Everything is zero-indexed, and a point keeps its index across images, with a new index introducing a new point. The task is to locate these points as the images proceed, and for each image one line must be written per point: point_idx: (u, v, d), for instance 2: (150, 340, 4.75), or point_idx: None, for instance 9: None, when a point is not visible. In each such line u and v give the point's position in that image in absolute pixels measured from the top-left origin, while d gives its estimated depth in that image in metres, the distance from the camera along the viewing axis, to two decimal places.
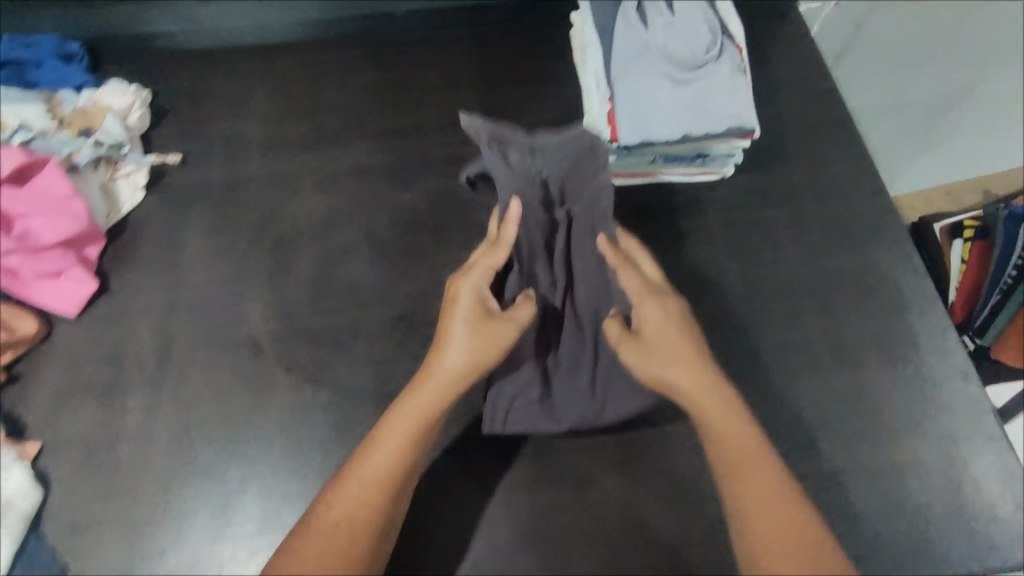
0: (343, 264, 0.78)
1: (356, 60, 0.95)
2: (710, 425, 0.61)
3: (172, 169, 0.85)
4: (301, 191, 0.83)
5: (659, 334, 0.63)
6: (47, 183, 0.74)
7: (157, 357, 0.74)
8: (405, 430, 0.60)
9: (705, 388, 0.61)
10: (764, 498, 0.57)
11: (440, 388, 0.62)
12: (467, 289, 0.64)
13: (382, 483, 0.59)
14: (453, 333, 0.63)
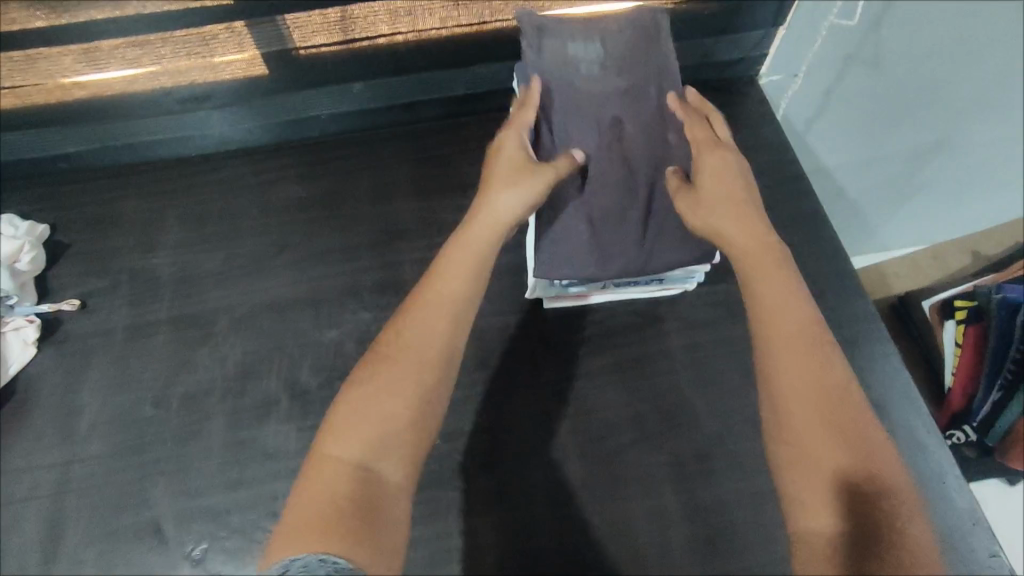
0: (260, 423, 0.69)
1: (276, 169, 0.86)
2: (757, 269, 0.53)
3: (71, 315, 0.76)
4: (215, 335, 0.75)
5: (715, 175, 0.59)
6: None
7: (42, 552, 0.64)
8: (454, 278, 0.53)
9: (766, 262, 0.54)
10: (806, 356, 0.48)
11: (486, 232, 0.56)
12: (514, 130, 0.62)
13: (442, 314, 0.51)
14: (500, 176, 0.59)
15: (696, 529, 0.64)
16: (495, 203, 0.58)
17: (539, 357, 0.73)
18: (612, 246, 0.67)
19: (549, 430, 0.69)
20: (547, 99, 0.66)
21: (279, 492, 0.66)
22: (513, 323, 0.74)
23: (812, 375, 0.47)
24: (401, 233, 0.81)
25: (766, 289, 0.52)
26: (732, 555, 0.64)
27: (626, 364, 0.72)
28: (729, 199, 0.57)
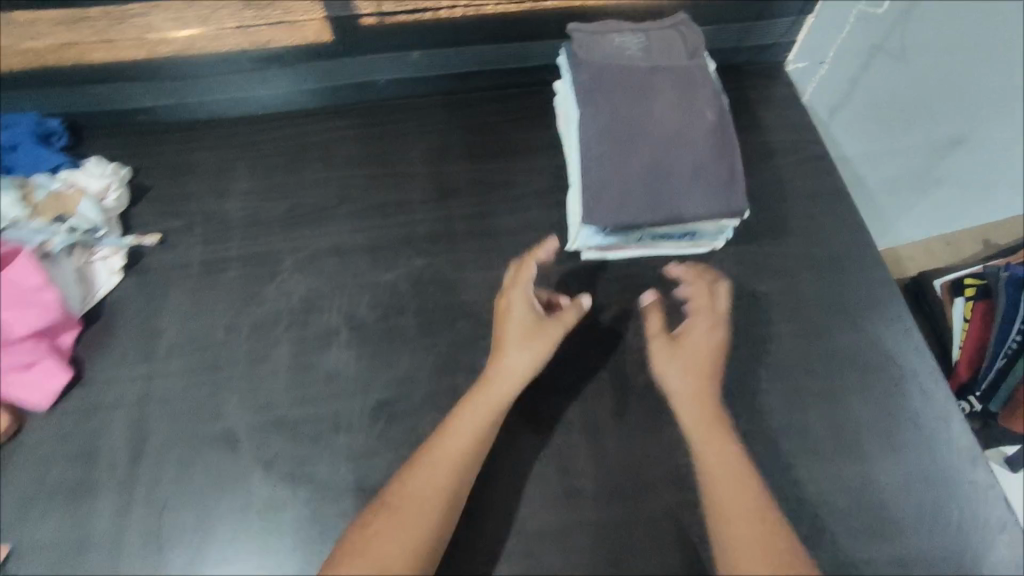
0: (324, 350, 0.76)
1: (337, 129, 0.93)
2: (714, 458, 0.62)
3: (150, 250, 0.83)
4: (281, 272, 0.81)
5: (695, 343, 0.67)
6: (18, 274, 0.72)
7: (129, 452, 0.70)
8: (463, 443, 0.63)
9: (714, 438, 0.63)
10: (754, 540, 0.57)
11: (496, 398, 0.65)
12: (520, 295, 0.70)
13: (450, 477, 0.61)
14: (507, 341, 0.68)
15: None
16: (504, 369, 0.66)
17: (578, 303, 0.79)
18: (648, 200, 0.71)
19: (587, 367, 0.75)
20: (593, 73, 0.75)
21: (341, 410, 0.72)
22: (554, 272, 0.81)
23: (746, 539, 0.57)
24: (452, 190, 0.88)
25: (716, 456, 0.62)
26: None
27: (658, 313, 0.79)
28: (699, 373, 0.66)
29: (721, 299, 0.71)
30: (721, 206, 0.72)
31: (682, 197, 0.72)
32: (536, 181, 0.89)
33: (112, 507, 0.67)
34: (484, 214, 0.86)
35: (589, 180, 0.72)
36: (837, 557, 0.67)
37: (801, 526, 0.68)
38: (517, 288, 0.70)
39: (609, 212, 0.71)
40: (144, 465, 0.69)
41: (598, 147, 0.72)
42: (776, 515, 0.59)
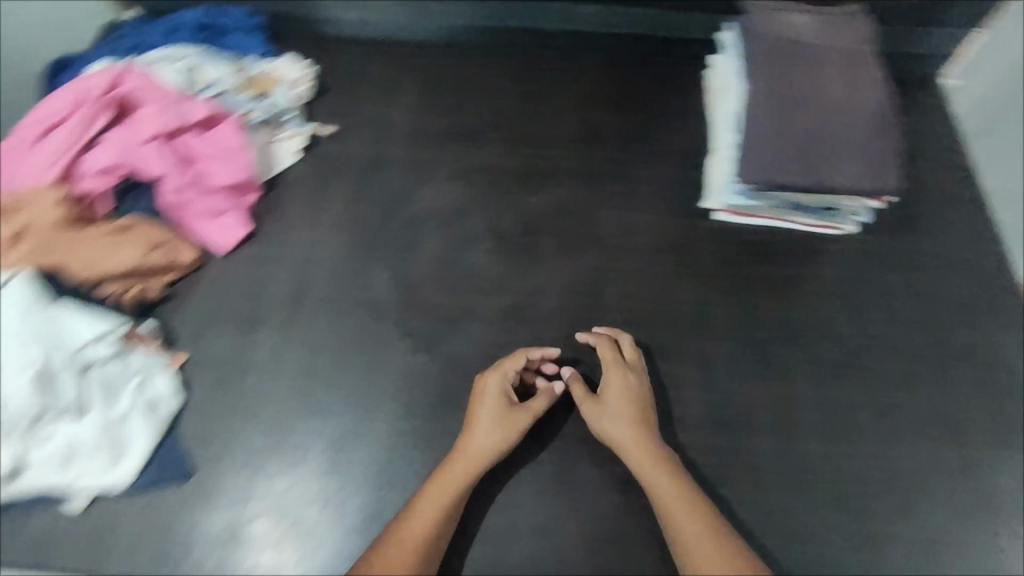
0: (467, 250, 0.84)
1: (497, 62, 0.99)
2: (672, 512, 0.63)
3: (325, 139, 0.93)
4: (436, 178, 0.90)
5: (623, 395, 0.70)
6: (225, 134, 0.83)
7: (291, 301, 0.80)
8: (433, 502, 0.64)
9: (657, 474, 0.65)
10: None
11: (464, 465, 0.66)
12: (496, 374, 0.71)
13: (421, 543, 0.61)
14: (478, 424, 0.68)
15: (817, 421, 0.74)
16: (473, 443, 0.67)
17: (703, 256, 0.84)
18: (803, 163, 0.75)
19: (705, 314, 0.81)
20: (763, 43, 0.80)
21: (477, 304, 0.79)
22: (684, 225, 0.87)
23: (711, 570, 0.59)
24: (599, 136, 0.94)
25: (658, 487, 0.64)
26: (847, 445, 0.73)
27: (780, 278, 0.82)
28: (630, 416, 0.69)
29: (626, 343, 0.75)
30: (871, 178, 0.75)
31: (835, 165, 0.75)
32: (678, 140, 0.93)
33: (273, 342, 0.77)
34: (625, 162, 0.92)
35: (748, 138, 0.77)
36: (924, 530, 0.69)
37: (891, 494, 0.71)
38: (495, 371, 0.71)
39: (764, 169, 0.76)
40: (303, 314, 0.79)
41: (761, 110, 0.77)
42: (726, 534, 0.62)
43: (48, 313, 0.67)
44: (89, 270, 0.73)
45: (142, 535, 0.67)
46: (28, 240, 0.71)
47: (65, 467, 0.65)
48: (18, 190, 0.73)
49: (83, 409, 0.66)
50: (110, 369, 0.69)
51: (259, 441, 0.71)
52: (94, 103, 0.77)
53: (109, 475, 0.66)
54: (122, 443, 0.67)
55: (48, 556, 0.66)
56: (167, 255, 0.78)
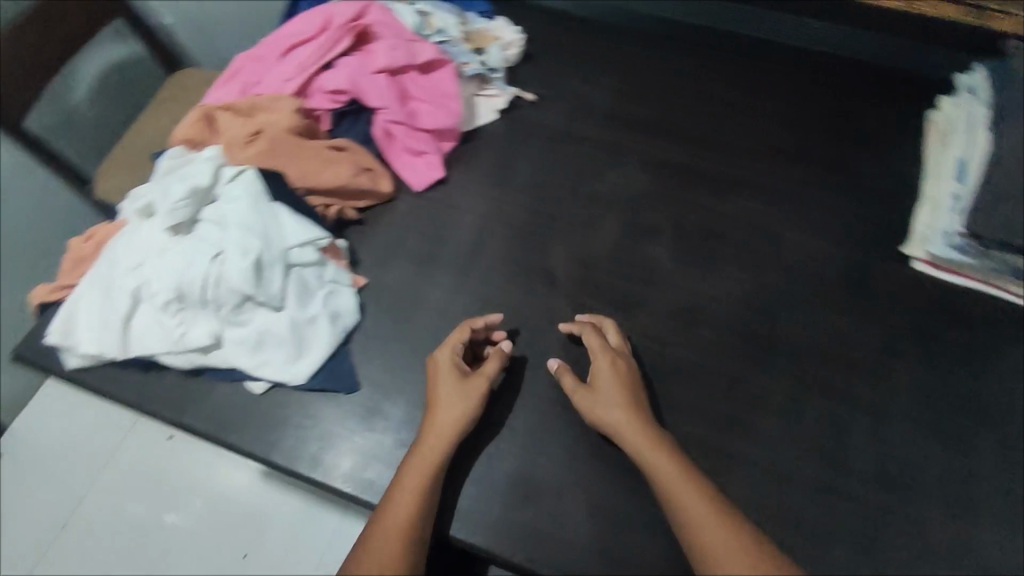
0: (646, 243, 0.84)
1: (707, 61, 0.98)
2: (667, 482, 0.61)
3: (524, 103, 0.95)
4: (626, 163, 0.89)
5: (606, 380, 0.68)
6: (442, 80, 0.86)
7: (470, 251, 0.82)
8: (415, 472, 0.63)
9: (664, 470, 0.61)
10: (727, 545, 0.56)
11: (437, 427, 0.66)
12: (445, 348, 0.70)
13: (403, 529, 0.60)
14: (441, 395, 0.68)
15: (992, 509, 0.68)
16: (442, 412, 0.67)
17: (895, 305, 0.79)
18: None
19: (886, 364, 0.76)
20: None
21: (647, 298, 0.80)
22: (879, 268, 0.81)
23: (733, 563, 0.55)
24: (797, 157, 0.90)
25: (660, 480, 0.61)
26: None
27: (979, 347, 0.76)
28: (618, 400, 0.66)
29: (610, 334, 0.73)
30: None
31: None
32: (888, 176, 0.87)
33: (447, 284, 0.80)
34: (823, 188, 0.87)
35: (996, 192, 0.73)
36: None
37: None
38: (442, 346, 0.71)
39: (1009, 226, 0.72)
40: (479, 265, 0.81)
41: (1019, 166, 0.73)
42: (740, 522, 0.58)
43: (270, 208, 0.73)
44: (308, 178, 0.78)
45: (306, 432, 0.70)
46: (259, 143, 0.77)
47: (253, 352, 0.70)
48: (259, 96, 0.80)
49: (280, 304, 0.71)
50: (308, 274, 0.73)
51: (420, 374, 0.73)
52: (338, 29, 0.83)
53: (289, 369, 0.71)
54: (305, 343, 0.72)
55: (222, 430, 0.70)
56: (372, 181, 0.82)
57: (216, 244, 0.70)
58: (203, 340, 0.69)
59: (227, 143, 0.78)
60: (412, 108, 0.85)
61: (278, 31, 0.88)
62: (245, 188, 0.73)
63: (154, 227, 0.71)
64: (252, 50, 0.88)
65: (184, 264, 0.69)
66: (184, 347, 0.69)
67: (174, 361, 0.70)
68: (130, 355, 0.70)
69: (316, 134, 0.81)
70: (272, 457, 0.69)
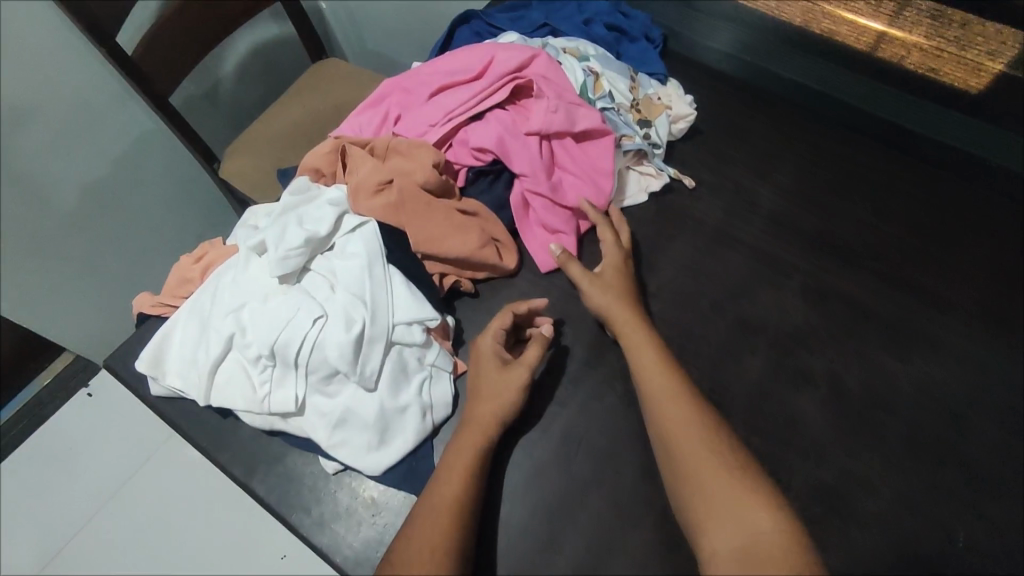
0: (793, 391, 0.70)
1: (907, 180, 0.83)
2: (647, 374, 0.65)
3: (680, 189, 0.83)
4: (786, 287, 0.76)
5: (613, 277, 0.71)
6: (597, 153, 0.77)
7: (584, 357, 0.74)
8: (459, 456, 0.61)
9: (657, 379, 0.64)
10: (698, 446, 0.59)
11: (481, 415, 0.64)
12: (486, 334, 0.68)
13: (453, 505, 0.58)
14: (482, 387, 0.66)
15: None
16: (484, 399, 0.65)
17: None
18: None
19: None
20: None
21: (786, 462, 0.66)
22: None
23: (718, 480, 0.57)
24: (1002, 322, 0.74)
25: (655, 390, 0.63)
26: None
27: None
28: (619, 297, 0.70)
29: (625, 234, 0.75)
30: None
31: None
32: None
33: (554, 393, 0.71)
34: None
35: None
36: None
37: None
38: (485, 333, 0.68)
39: None
40: (593, 377, 0.72)
41: None
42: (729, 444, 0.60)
43: (384, 273, 0.67)
44: (433, 245, 0.72)
45: (371, 534, 0.63)
46: (391, 192, 0.72)
47: (334, 429, 0.64)
48: (398, 141, 0.74)
49: (373, 385, 0.64)
50: (408, 354, 0.66)
51: (500, 495, 0.66)
52: (496, 79, 0.75)
53: (366, 459, 0.63)
54: (389, 432, 0.64)
55: (286, 505, 0.64)
56: (496, 257, 0.75)
57: (320, 303, 0.65)
58: (286, 405, 0.63)
59: (354, 188, 0.72)
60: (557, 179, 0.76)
61: (432, 63, 0.80)
62: (362, 246, 0.68)
63: (263, 269, 0.67)
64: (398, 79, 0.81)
65: (284, 319, 0.63)
66: (266, 407, 0.64)
67: (254, 419, 0.66)
68: (210, 402, 0.65)
69: (450, 192, 0.75)
70: (331, 552, 0.62)
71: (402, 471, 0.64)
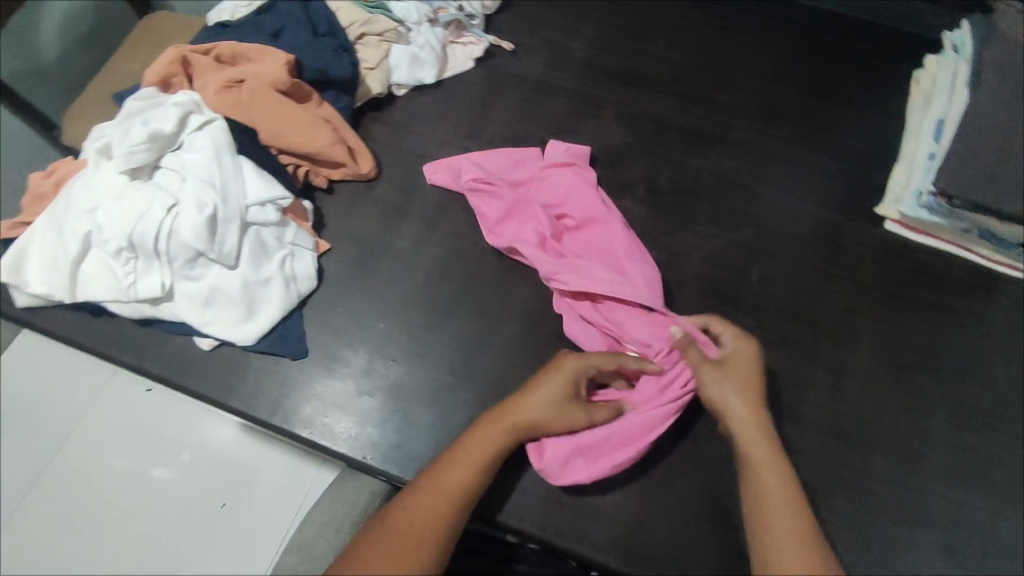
0: (617, 196, 0.82)
1: (691, 16, 0.95)
2: (766, 467, 0.57)
3: (502, 54, 0.92)
4: (603, 117, 0.87)
5: (742, 365, 0.61)
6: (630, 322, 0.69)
7: (439, 202, 0.82)
8: (478, 455, 0.59)
9: (754, 434, 0.58)
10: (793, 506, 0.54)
11: (518, 424, 0.61)
12: (580, 358, 0.63)
13: (454, 499, 0.56)
14: (536, 398, 0.61)
15: (935, 462, 0.70)
16: (531, 411, 0.61)
17: (864, 266, 0.79)
18: None
19: (850, 323, 0.76)
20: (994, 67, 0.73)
21: None
22: (850, 226, 0.81)
23: (788, 558, 0.51)
24: (778, 112, 0.88)
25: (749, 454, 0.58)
26: (962, 487, 0.69)
27: (939, 309, 0.76)
28: (741, 390, 0.60)
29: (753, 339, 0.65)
30: None
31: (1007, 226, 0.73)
32: (861, 139, 0.86)
33: (413, 236, 0.80)
34: (799, 148, 0.86)
35: (975, 159, 0.70)
36: None
37: (998, 554, 0.66)
38: (577, 357, 0.63)
39: (986, 192, 0.70)
40: (447, 217, 0.81)
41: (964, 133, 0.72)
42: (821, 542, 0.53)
43: (233, 161, 0.71)
44: (276, 136, 0.76)
45: (264, 381, 0.71)
46: (241, 90, 0.76)
47: (204, 308, 0.71)
48: (248, 46, 0.77)
49: (234, 263, 0.70)
50: (266, 234, 0.73)
51: (379, 326, 0.74)
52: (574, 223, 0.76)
53: (238, 329, 0.71)
54: (256, 304, 0.72)
55: (180, 376, 0.72)
56: (350, 159, 0.80)
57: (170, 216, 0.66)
58: (152, 292, 0.68)
59: (202, 87, 0.76)
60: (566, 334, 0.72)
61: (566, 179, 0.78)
62: (208, 139, 0.71)
63: (109, 169, 0.69)
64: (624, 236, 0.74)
65: (137, 212, 0.67)
66: (133, 296, 0.68)
67: (124, 309, 0.70)
68: (78, 297, 0.69)
69: (306, 96, 0.78)
70: (228, 402, 0.71)
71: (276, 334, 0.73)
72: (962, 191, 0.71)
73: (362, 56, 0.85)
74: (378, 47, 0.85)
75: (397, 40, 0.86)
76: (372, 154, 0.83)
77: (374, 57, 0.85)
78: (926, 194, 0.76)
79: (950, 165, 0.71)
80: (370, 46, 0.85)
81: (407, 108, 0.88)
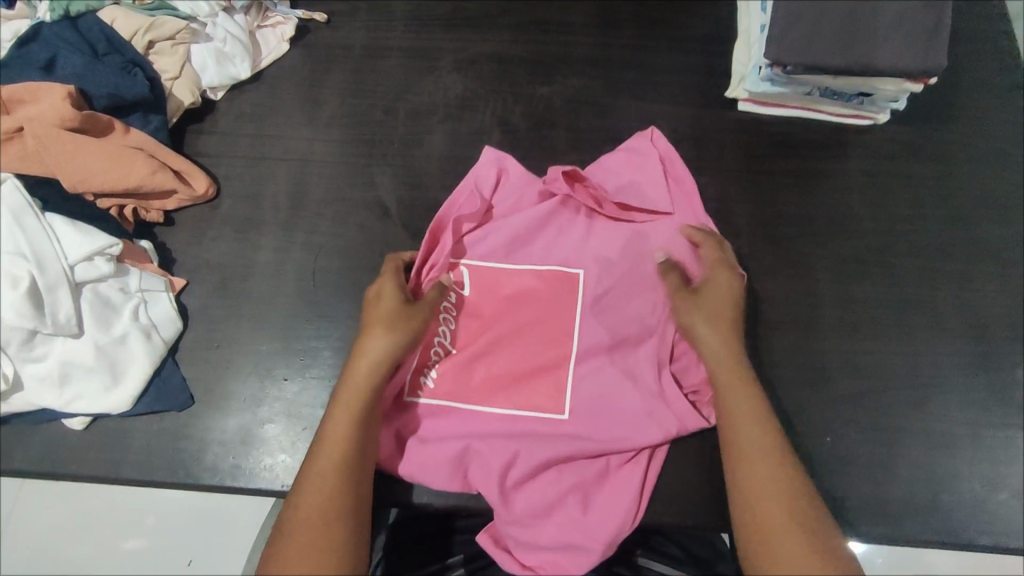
0: (474, 147, 0.79)
1: None
2: (731, 420, 0.61)
3: (318, 27, 0.84)
4: (440, 68, 0.83)
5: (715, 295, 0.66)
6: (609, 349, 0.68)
7: (292, 203, 0.77)
8: (348, 398, 0.61)
9: (728, 374, 0.63)
10: (757, 452, 0.59)
11: (371, 349, 0.63)
12: (388, 274, 0.66)
13: (350, 442, 0.60)
14: (378, 323, 0.64)
15: (826, 321, 0.73)
16: (377, 341, 0.63)
17: (728, 153, 0.80)
18: (864, 41, 0.70)
19: (724, 214, 0.77)
20: None
21: None
22: (707, 117, 0.81)
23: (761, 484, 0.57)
24: (614, 19, 0.85)
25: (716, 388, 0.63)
26: (853, 338, 0.72)
27: (802, 176, 0.78)
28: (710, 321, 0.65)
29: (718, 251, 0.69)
30: (909, 53, 0.69)
31: (839, 80, 0.74)
32: (699, 27, 0.85)
33: (274, 246, 0.75)
34: (643, 50, 0.84)
35: (799, 24, 0.70)
36: (922, 421, 0.70)
37: (895, 390, 0.71)
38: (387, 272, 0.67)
39: (815, 54, 0.70)
40: (305, 217, 0.76)
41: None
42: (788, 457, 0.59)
43: (40, 222, 0.62)
44: (84, 182, 0.67)
45: (155, 441, 0.67)
46: (25, 138, 0.65)
47: (61, 387, 0.64)
48: (16, 84, 0.66)
49: (79, 330, 0.63)
50: (106, 289, 0.66)
51: (265, 349, 0.71)
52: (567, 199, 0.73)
53: (109, 397, 0.65)
54: (120, 366, 0.65)
55: (60, 465, 0.66)
56: (181, 184, 0.73)
57: None
58: None
59: None
60: (481, 450, 0.66)
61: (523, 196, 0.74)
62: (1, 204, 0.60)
63: None
64: (651, 136, 0.76)
65: None
66: None
67: None
68: None
69: (106, 126, 0.70)
70: (121, 475, 0.66)
71: (155, 390, 0.68)
72: (792, 59, 0.70)
73: (159, 67, 0.76)
74: (174, 53, 0.76)
75: (193, 40, 0.78)
76: (203, 171, 0.76)
77: (173, 65, 0.76)
78: (765, 66, 0.76)
79: (778, 35, 0.70)
80: (165, 53, 0.76)
81: (230, 111, 0.81)
